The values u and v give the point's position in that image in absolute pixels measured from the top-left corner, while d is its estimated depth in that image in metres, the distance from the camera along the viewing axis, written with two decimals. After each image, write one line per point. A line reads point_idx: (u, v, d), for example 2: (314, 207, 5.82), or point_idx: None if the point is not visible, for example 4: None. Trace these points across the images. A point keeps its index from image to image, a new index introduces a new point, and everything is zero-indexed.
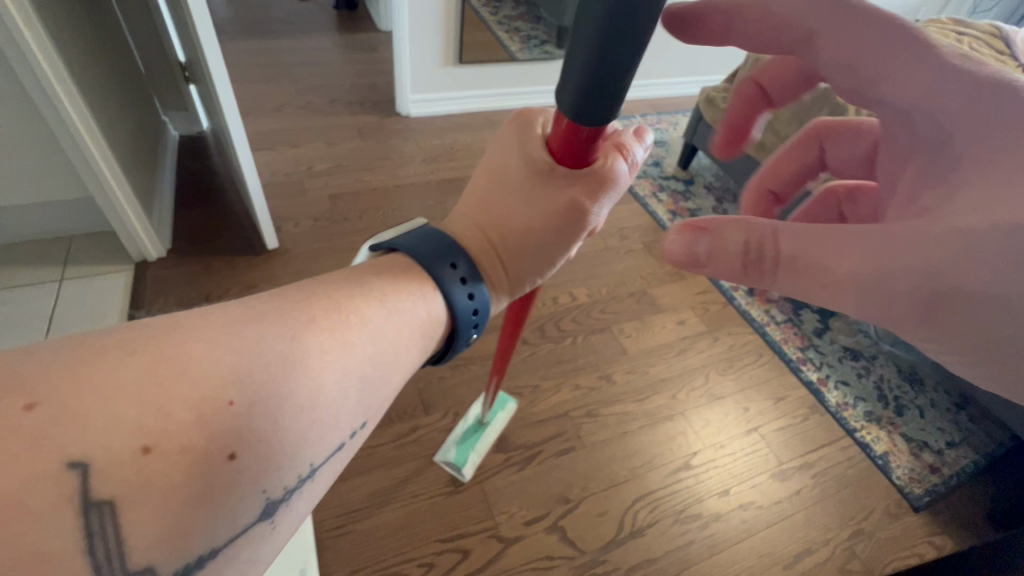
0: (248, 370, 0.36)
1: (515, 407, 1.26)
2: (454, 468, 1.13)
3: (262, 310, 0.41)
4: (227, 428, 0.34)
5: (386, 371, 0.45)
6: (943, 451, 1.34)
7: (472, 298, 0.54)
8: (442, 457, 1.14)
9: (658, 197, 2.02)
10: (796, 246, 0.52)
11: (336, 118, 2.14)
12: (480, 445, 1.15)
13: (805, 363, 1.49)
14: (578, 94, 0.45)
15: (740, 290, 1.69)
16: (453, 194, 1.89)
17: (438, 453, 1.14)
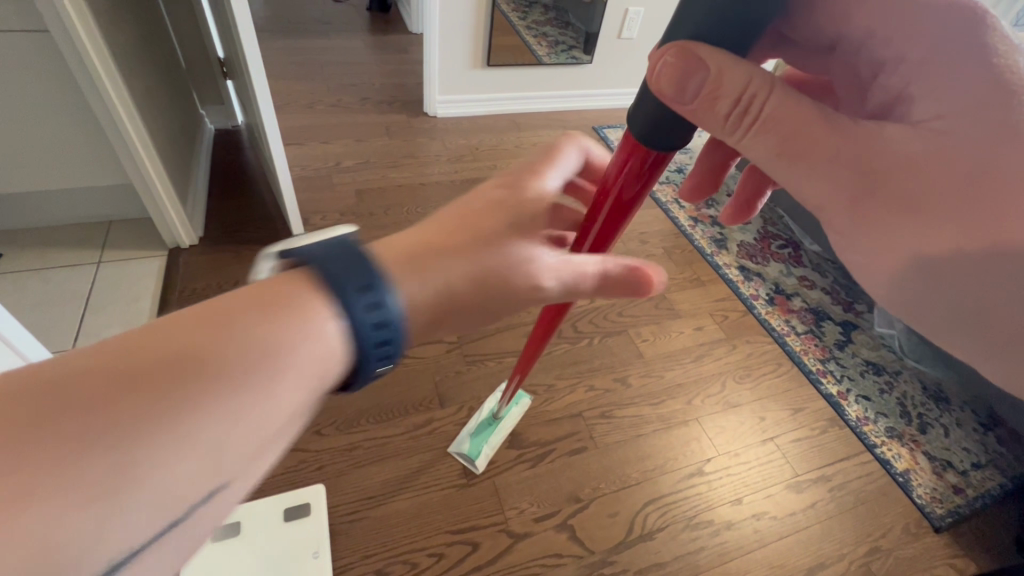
0: (116, 408, 0.31)
1: (530, 403, 1.27)
2: (468, 460, 1.14)
3: (149, 332, 0.34)
4: (86, 472, 0.29)
5: (297, 401, 0.37)
6: (969, 472, 1.30)
7: (373, 316, 0.39)
8: (456, 448, 1.15)
9: (680, 203, 2.01)
10: (784, 110, 0.41)
11: (365, 116, 2.19)
12: (493, 438, 1.17)
13: (825, 376, 1.47)
14: (650, 122, 0.44)
15: (760, 299, 1.67)
16: (476, 193, 1.91)
17: (453, 445, 1.16)
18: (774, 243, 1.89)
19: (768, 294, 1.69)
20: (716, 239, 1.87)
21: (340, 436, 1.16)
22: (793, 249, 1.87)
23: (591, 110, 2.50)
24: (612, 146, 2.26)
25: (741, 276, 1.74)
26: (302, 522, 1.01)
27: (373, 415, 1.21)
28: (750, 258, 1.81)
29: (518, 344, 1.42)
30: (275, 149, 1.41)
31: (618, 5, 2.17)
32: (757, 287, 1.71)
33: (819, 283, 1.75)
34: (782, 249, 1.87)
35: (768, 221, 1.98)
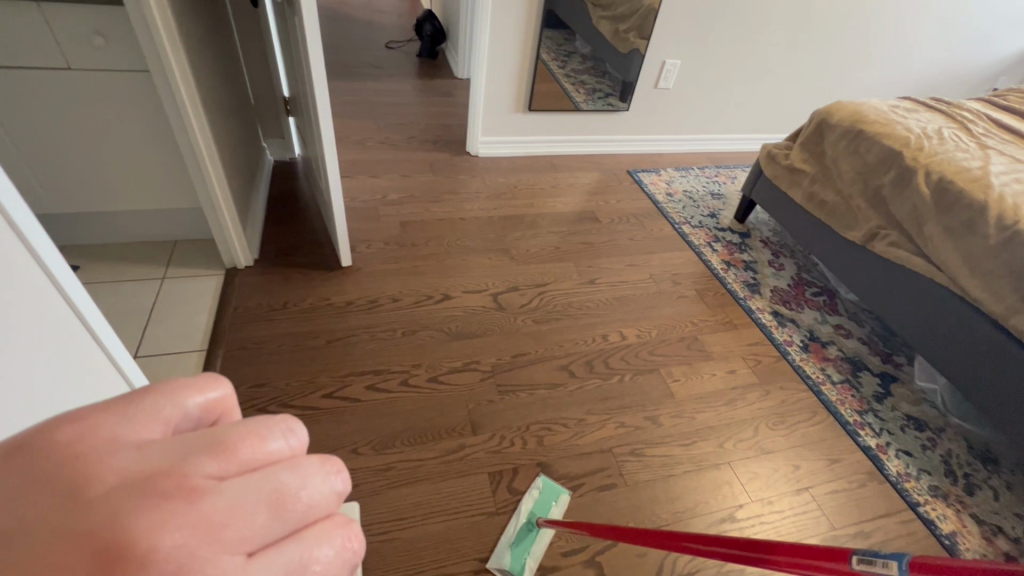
0: None
1: (570, 498, 1.18)
2: None
3: None
4: None
5: None
6: (1021, 539, 1.23)
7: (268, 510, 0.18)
8: (496, 561, 1.04)
9: (713, 247, 2.04)
10: None
11: (411, 153, 2.33)
12: (536, 547, 1.07)
13: (862, 428, 1.43)
14: None
15: (794, 346, 1.66)
16: (513, 229, 1.98)
17: (491, 558, 1.05)
18: (808, 290, 1.89)
19: (802, 341, 1.68)
20: (749, 283, 1.88)
21: (375, 456, 1.20)
22: (828, 297, 1.86)
23: (627, 154, 2.58)
24: (646, 190, 2.32)
25: (774, 321, 1.74)
26: None
27: (408, 438, 1.24)
28: (784, 304, 1.81)
29: (550, 377, 1.45)
30: (332, 183, 1.52)
31: (655, 58, 2.29)
32: (791, 333, 1.70)
33: (856, 333, 1.73)
34: (817, 297, 1.86)
35: (802, 268, 1.98)
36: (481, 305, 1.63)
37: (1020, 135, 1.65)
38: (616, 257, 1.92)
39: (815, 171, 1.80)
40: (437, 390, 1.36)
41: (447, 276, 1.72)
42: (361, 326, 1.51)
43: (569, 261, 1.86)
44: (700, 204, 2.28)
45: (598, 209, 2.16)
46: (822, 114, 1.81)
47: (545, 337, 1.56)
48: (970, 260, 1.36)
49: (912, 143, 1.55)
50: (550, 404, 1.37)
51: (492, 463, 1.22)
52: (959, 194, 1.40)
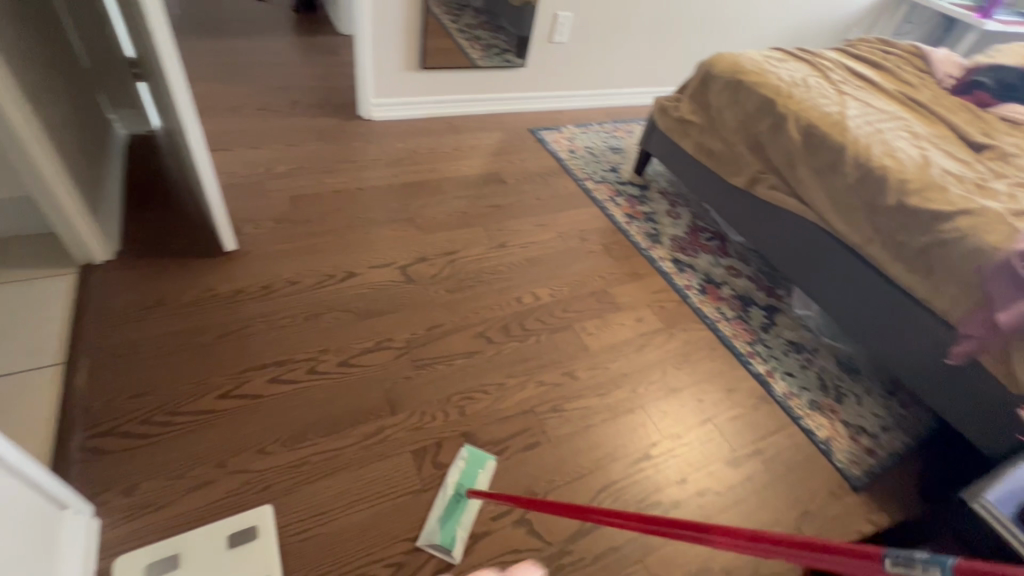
0: None
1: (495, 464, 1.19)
2: (443, 552, 1.03)
3: None
4: None
5: None
6: (879, 434, 1.44)
7: None
8: (427, 538, 1.03)
9: (615, 201, 2.10)
10: None
11: (296, 120, 2.11)
12: (465, 518, 1.07)
13: (753, 357, 1.58)
14: None
15: (693, 289, 1.78)
16: (417, 197, 1.89)
17: (422, 537, 1.04)
18: (703, 235, 2.01)
19: (699, 284, 1.80)
20: (650, 234, 1.97)
21: (286, 452, 1.12)
22: (719, 241, 2.00)
23: (527, 112, 2.54)
24: (549, 148, 2.31)
25: (675, 268, 1.84)
26: (248, 546, 0.95)
27: (322, 428, 1.17)
28: (682, 251, 1.92)
29: (467, 346, 1.42)
30: (200, 158, 1.34)
31: (547, 10, 2.24)
32: (690, 277, 1.82)
33: (744, 271, 1.88)
34: (710, 241, 1.99)
35: (696, 215, 2.10)
36: (389, 279, 1.55)
37: (869, 82, 1.83)
38: (524, 218, 1.91)
39: (702, 122, 1.89)
40: (349, 373, 1.29)
41: (349, 252, 1.61)
42: (255, 315, 1.37)
43: (477, 226, 1.82)
44: (602, 160, 2.32)
45: (503, 171, 2.11)
46: (705, 66, 1.89)
47: (459, 306, 1.52)
48: (833, 198, 1.51)
49: (783, 92, 1.67)
50: (469, 373, 1.36)
51: (415, 440, 1.19)
52: (823, 138, 1.54)
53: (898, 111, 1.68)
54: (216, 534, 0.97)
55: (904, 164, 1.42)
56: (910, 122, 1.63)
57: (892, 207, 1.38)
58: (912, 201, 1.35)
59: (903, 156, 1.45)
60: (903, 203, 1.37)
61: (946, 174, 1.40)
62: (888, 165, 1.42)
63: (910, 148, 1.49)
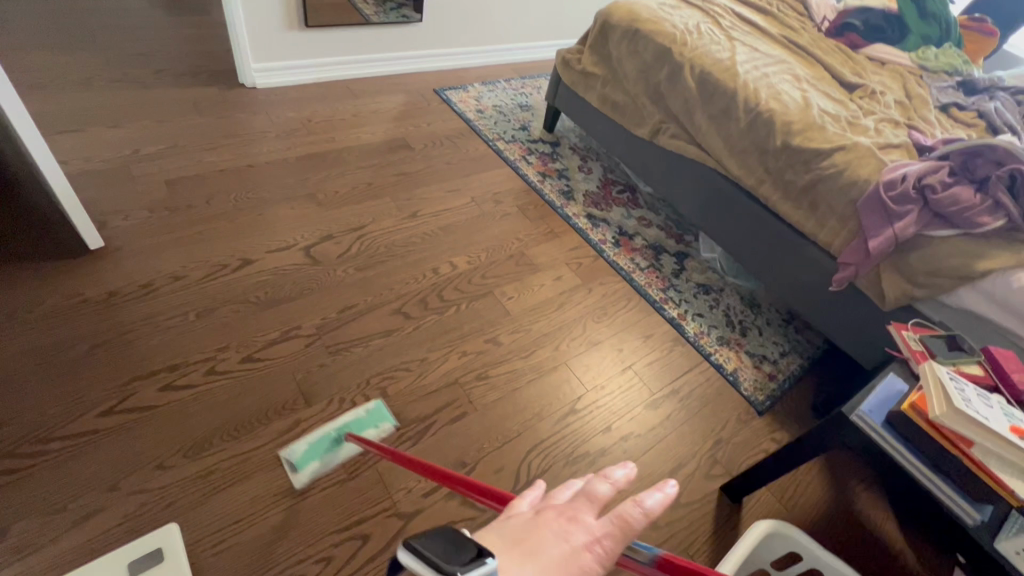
0: None
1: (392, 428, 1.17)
2: (290, 472, 1.06)
3: None
4: None
5: None
6: (778, 360, 1.58)
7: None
8: (287, 454, 1.07)
9: (527, 160, 2.07)
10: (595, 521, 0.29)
11: (163, 91, 1.85)
12: (334, 457, 1.09)
13: (667, 303, 1.66)
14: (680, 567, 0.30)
15: (608, 243, 1.81)
16: (315, 170, 1.74)
17: (283, 451, 1.08)
18: (614, 189, 2.04)
19: (614, 237, 1.84)
20: (564, 191, 1.96)
21: (189, 463, 1.03)
22: (630, 193, 2.04)
23: (430, 71, 2.40)
24: (455, 109, 2.21)
25: (589, 223, 1.86)
26: (152, 570, 0.87)
27: (229, 431, 1.08)
28: (596, 206, 1.94)
29: (384, 324, 1.36)
30: (26, 135, 1.11)
31: None
32: (604, 231, 1.85)
33: (655, 221, 1.94)
34: (621, 194, 2.02)
35: (607, 169, 2.12)
36: (291, 262, 1.43)
37: (757, 26, 1.89)
38: (435, 184, 1.82)
39: (604, 73, 1.87)
40: (254, 369, 1.19)
41: (242, 237, 1.46)
42: (135, 318, 1.22)
43: (385, 197, 1.71)
44: (511, 118, 2.26)
45: (409, 135, 2.00)
46: (603, 15, 1.86)
47: (371, 283, 1.45)
48: (728, 143, 1.57)
49: (677, 39, 1.68)
50: (388, 352, 1.31)
51: (335, 429, 1.14)
52: (716, 84, 1.58)
53: (782, 54, 1.76)
54: (112, 564, 0.87)
55: (788, 107, 1.50)
56: (793, 64, 1.71)
57: (780, 149, 1.46)
58: (795, 142, 1.43)
59: (787, 98, 1.53)
60: (788, 144, 1.44)
61: (824, 114, 1.50)
62: (774, 107, 1.49)
63: (793, 91, 1.57)
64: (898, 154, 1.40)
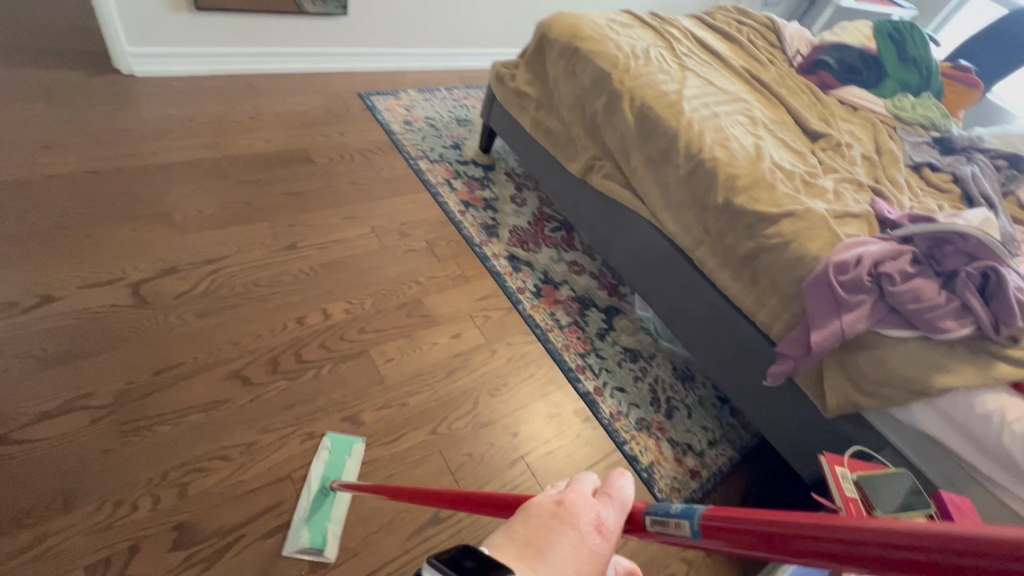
0: None
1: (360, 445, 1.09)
2: (313, 552, 0.94)
3: None
4: None
5: None
6: (705, 452, 1.34)
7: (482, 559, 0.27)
8: (295, 542, 0.94)
9: (452, 185, 1.80)
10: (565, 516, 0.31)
11: (9, 71, 1.54)
12: (335, 513, 0.98)
13: (584, 372, 1.40)
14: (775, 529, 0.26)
15: (527, 292, 1.55)
16: (179, 182, 1.45)
17: (287, 545, 0.94)
18: (548, 226, 1.79)
19: (535, 285, 1.58)
20: (487, 225, 1.70)
21: None
22: (565, 232, 1.79)
23: (358, 72, 2.12)
24: (378, 118, 1.93)
25: (509, 266, 1.60)
26: None
27: None
28: (521, 245, 1.68)
29: (210, 393, 1.08)
30: None
31: None
32: (525, 277, 1.59)
33: (588, 268, 1.70)
34: (555, 232, 1.77)
35: (544, 202, 1.87)
36: (106, 303, 1.14)
37: (717, 56, 1.66)
38: (329, 209, 1.55)
39: (539, 95, 1.62)
40: (3, 456, 0.90)
41: (50, 266, 1.16)
42: None
43: (260, 222, 1.43)
44: (443, 133, 2.00)
45: (312, 146, 1.72)
46: (543, 27, 1.61)
47: (210, 335, 1.17)
48: (666, 193, 1.33)
49: (619, 64, 1.43)
50: (206, 433, 1.03)
51: (95, 547, 0.86)
52: (657, 122, 1.34)
53: (740, 91, 1.52)
54: None
55: (735, 156, 1.26)
56: (751, 104, 1.48)
57: (721, 207, 1.22)
58: (738, 200, 1.19)
59: (736, 145, 1.29)
60: (731, 202, 1.21)
61: (776, 168, 1.26)
62: (719, 156, 1.25)
63: (745, 136, 1.34)
64: (857, 225, 1.17)
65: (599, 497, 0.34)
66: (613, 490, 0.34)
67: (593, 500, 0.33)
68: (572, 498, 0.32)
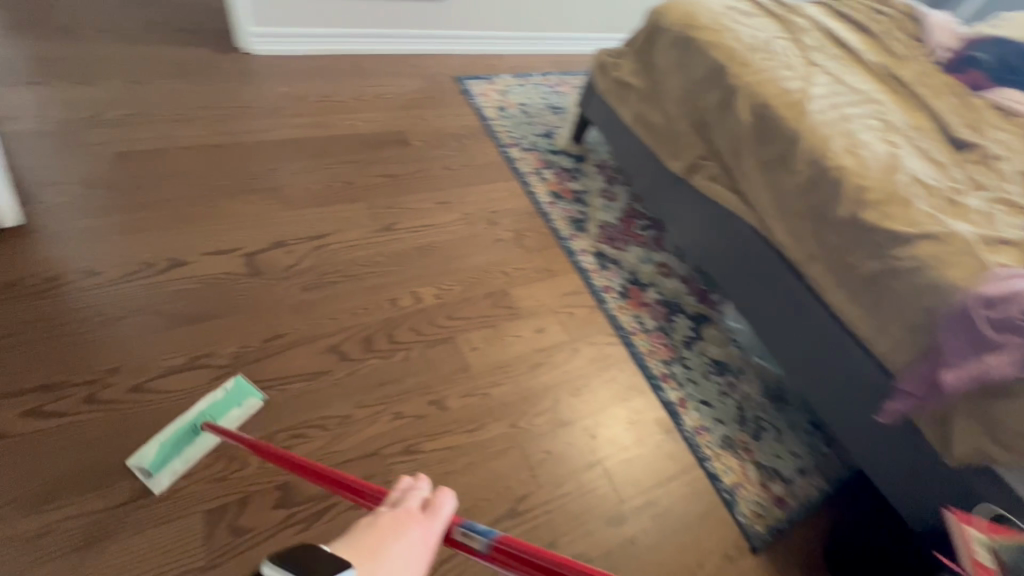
0: None
1: (259, 403, 1.06)
2: (147, 475, 0.93)
3: None
4: None
5: None
6: (793, 479, 1.26)
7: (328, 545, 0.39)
8: (135, 459, 0.93)
9: (542, 175, 1.78)
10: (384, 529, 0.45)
11: (151, 48, 1.68)
12: (191, 453, 0.96)
13: (667, 381, 1.36)
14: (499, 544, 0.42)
15: (613, 292, 1.51)
16: (290, 159, 1.53)
17: (132, 457, 0.94)
18: (638, 223, 1.73)
19: (622, 285, 1.54)
20: (575, 219, 1.67)
21: (25, 517, 0.86)
22: (655, 231, 1.72)
23: (456, 55, 2.13)
24: (473, 103, 1.94)
25: (596, 263, 1.57)
26: None
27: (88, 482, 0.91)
28: (609, 242, 1.64)
29: (311, 364, 1.15)
30: None
31: None
32: (611, 276, 1.55)
33: (677, 271, 1.63)
34: (645, 231, 1.71)
35: (635, 197, 1.81)
36: (225, 271, 1.23)
37: (848, 49, 1.50)
38: (423, 193, 1.58)
39: (644, 87, 1.55)
40: (140, 403, 1.01)
41: (180, 232, 1.27)
42: (25, 319, 1.06)
43: (360, 202, 1.49)
44: (535, 120, 1.97)
45: (410, 129, 1.75)
46: (654, 14, 1.53)
47: (313, 308, 1.23)
48: (779, 201, 1.23)
49: (738, 57, 1.33)
50: (306, 402, 1.09)
51: (212, 496, 0.95)
52: (776, 123, 1.23)
53: (874, 91, 1.37)
54: None
55: (866, 166, 1.14)
56: (886, 106, 1.33)
57: (845, 221, 1.11)
58: (867, 216, 1.08)
59: (868, 153, 1.17)
60: (857, 216, 1.10)
61: (914, 182, 1.13)
62: (847, 165, 1.14)
63: (878, 143, 1.21)
64: (1011, 254, 1.03)
65: (429, 509, 0.49)
66: (438, 507, 0.49)
67: (421, 514, 0.48)
68: (413, 508, 0.48)
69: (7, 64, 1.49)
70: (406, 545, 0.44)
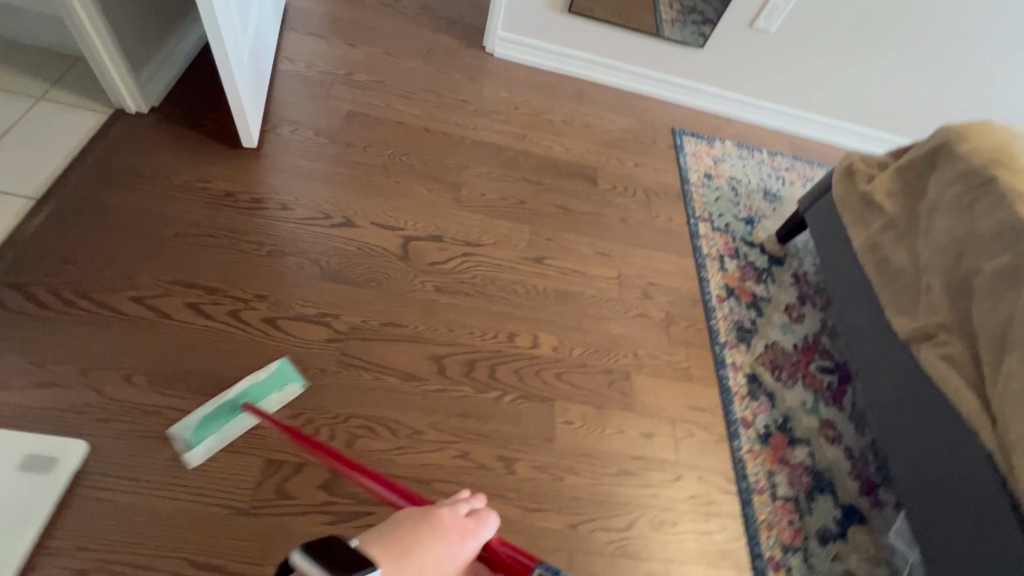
0: None
1: (300, 389, 1.06)
2: (185, 446, 0.95)
3: None
4: None
5: None
6: None
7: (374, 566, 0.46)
8: (179, 429, 0.96)
9: (724, 263, 1.56)
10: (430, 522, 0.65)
11: (414, 28, 1.86)
12: (228, 430, 0.98)
13: (775, 571, 1.08)
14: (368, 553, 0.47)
15: (752, 429, 1.26)
16: (481, 161, 1.56)
17: (175, 427, 0.96)
18: (818, 361, 1.41)
19: (767, 426, 1.27)
20: (741, 327, 1.43)
21: (147, 392, 0.99)
22: (837, 380, 1.39)
23: (684, 106, 1.98)
24: (680, 161, 1.78)
25: (745, 387, 1.32)
26: (33, 477, 0.86)
27: (195, 383, 1.01)
28: (772, 370, 1.36)
29: (411, 364, 1.14)
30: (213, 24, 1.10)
31: None
32: (758, 411, 1.29)
33: (847, 440, 1.29)
34: (823, 374, 1.39)
35: (827, 330, 1.48)
36: (382, 246, 1.30)
37: None
38: (588, 237, 1.49)
39: (897, 214, 1.24)
40: (266, 336, 1.10)
41: (363, 197, 1.38)
42: (223, 227, 1.23)
43: (524, 225, 1.46)
44: (742, 201, 1.74)
45: (603, 168, 1.67)
46: (950, 134, 1.21)
47: (437, 312, 1.23)
48: None
49: None
50: (391, 399, 1.09)
51: (277, 448, 0.99)
52: None
53: None
54: (14, 447, 0.88)
55: None
56: None
57: None
58: None
59: None
60: None
61: None
62: None
63: None
64: None
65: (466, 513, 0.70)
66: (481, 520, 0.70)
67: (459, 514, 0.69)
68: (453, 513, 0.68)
69: (308, 15, 1.78)
70: (449, 553, 0.63)
